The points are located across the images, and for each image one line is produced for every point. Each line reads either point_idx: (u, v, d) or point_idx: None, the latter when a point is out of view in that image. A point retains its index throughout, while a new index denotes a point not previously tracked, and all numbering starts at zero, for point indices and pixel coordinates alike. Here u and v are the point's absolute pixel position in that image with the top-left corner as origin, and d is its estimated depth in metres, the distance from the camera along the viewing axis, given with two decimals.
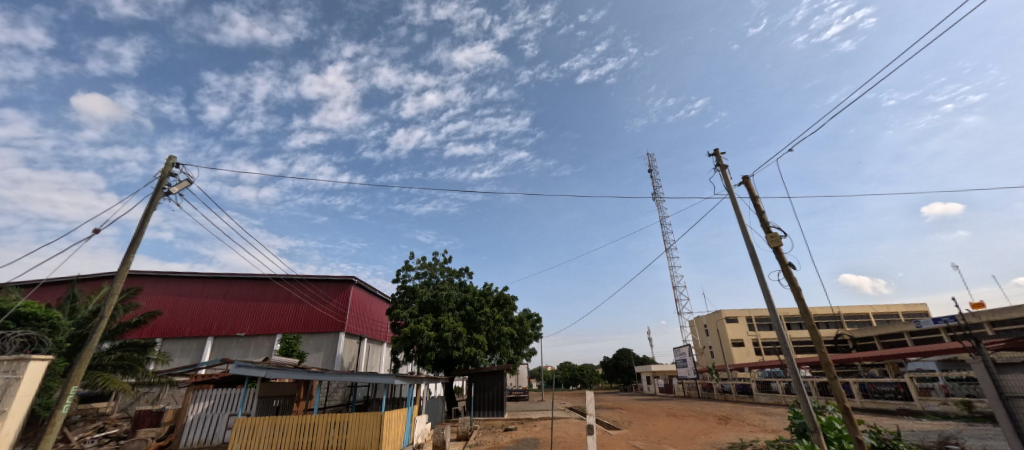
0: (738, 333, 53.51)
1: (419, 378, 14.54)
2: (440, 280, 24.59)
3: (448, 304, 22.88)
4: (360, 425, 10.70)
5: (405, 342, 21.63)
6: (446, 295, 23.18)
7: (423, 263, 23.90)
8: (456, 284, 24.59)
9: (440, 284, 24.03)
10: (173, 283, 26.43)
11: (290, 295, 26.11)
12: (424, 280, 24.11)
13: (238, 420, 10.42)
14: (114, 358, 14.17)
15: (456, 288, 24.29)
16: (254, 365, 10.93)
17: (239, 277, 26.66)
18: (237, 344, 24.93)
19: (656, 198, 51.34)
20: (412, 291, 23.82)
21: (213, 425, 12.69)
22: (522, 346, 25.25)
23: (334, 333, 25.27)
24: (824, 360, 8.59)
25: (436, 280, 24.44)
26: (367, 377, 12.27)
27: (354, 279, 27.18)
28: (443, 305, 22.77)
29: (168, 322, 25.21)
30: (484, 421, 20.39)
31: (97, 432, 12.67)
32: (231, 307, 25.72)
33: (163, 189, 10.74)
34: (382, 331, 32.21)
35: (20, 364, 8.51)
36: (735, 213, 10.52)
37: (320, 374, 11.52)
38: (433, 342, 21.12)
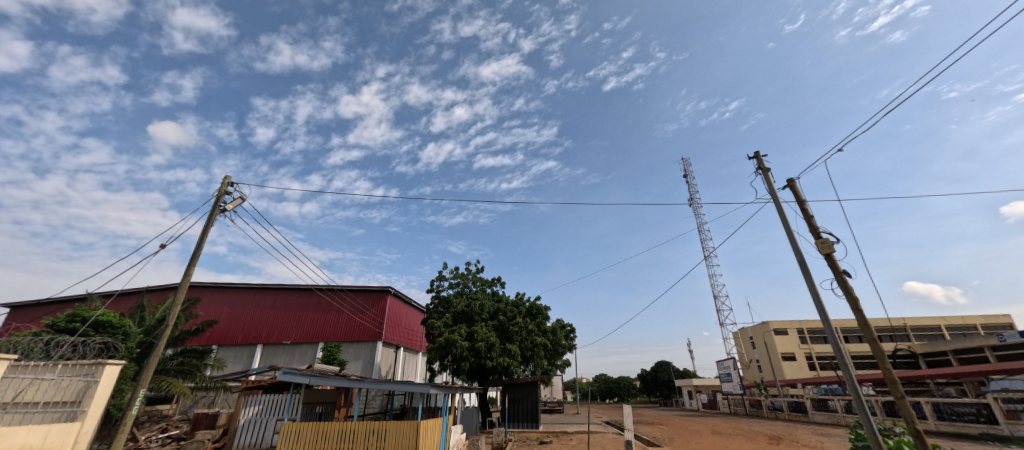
0: (788, 346, 50.57)
1: (454, 388, 14.50)
2: (474, 290, 24.80)
3: (483, 313, 23.12)
4: (397, 434, 10.90)
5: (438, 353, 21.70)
6: (480, 305, 23.33)
7: (458, 272, 23.88)
8: (489, 293, 24.73)
9: (473, 294, 24.21)
10: (228, 293, 28.08)
11: (331, 304, 27.18)
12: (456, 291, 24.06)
13: (285, 424, 10.95)
14: (175, 364, 15.17)
15: (490, 298, 24.43)
16: (300, 373, 11.44)
17: (286, 287, 28.03)
18: (284, 351, 26.15)
19: (694, 205, 49.65)
20: (446, 302, 24.09)
21: (262, 430, 13.21)
22: (556, 356, 24.99)
23: (372, 341, 26.03)
24: (890, 378, 7.97)
25: (469, 290, 24.65)
26: (403, 385, 12.45)
27: (390, 289, 27.87)
28: (477, 315, 22.98)
29: (223, 331, 26.79)
30: (518, 433, 20.28)
31: (161, 433, 13.62)
32: (278, 316, 27.06)
33: (220, 206, 11.60)
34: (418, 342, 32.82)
35: (97, 367, 9.30)
36: (781, 218, 10.06)
37: (360, 382, 11.86)
38: (466, 352, 21.26)
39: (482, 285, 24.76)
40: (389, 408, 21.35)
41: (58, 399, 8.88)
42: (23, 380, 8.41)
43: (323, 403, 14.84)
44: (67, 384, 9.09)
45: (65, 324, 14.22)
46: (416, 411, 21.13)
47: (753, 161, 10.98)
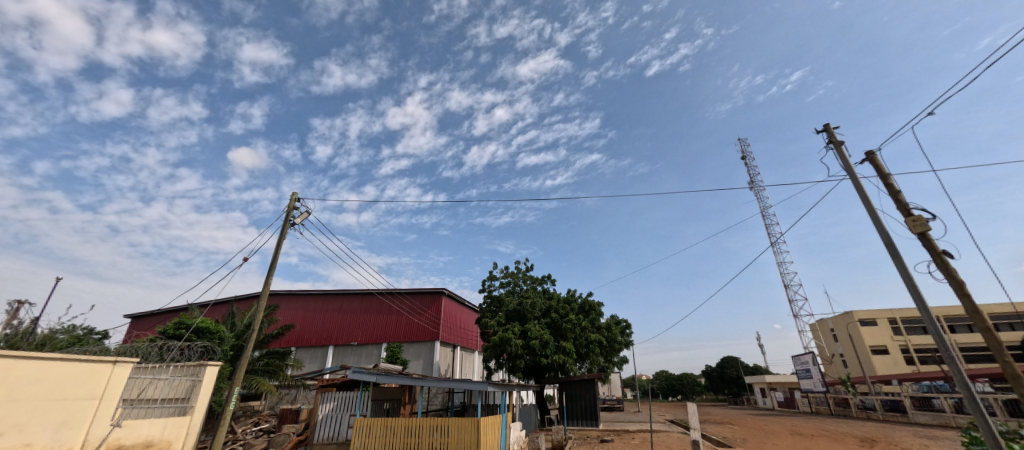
0: (878, 339, 45.90)
1: (511, 386, 14.73)
2: (525, 289, 25.00)
3: (535, 311, 23.28)
4: (460, 430, 11.30)
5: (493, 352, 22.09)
6: (532, 303, 23.47)
7: (508, 271, 24.12)
8: (540, 291, 24.82)
9: (524, 293, 24.40)
10: (301, 299, 30.44)
11: (391, 307, 28.63)
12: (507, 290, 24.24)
13: (357, 420, 11.73)
14: (262, 364, 16.77)
15: (541, 296, 24.53)
16: (367, 371, 12.23)
17: (350, 292, 29.91)
18: (352, 352, 27.93)
19: (756, 189, 46.46)
20: (498, 301, 24.49)
21: (338, 424, 14.18)
22: (612, 353, 24.56)
23: (430, 341, 27.10)
24: (1010, 373, 7.05)
25: (520, 288, 24.90)
26: (461, 383, 12.86)
27: (444, 290, 28.83)
28: (529, 313, 23.16)
29: (299, 334, 29.09)
30: (578, 431, 20.17)
31: (254, 427, 15.15)
32: (345, 319, 28.96)
33: (290, 221, 12.69)
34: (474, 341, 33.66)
35: (201, 368, 10.56)
36: (861, 196, 9.20)
37: (422, 380, 12.42)
38: (521, 350, 21.52)
39: (533, 283, 24.91)
40: (451, 406, 22.07)
41: (172, 395, 10.12)
42: (145, 379, 9.58)
43: (389, 400, 15.71)
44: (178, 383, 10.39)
45: (174, 331, 16.28)
46: (476, 408, 21.68)
47: (823, 135, 10.13)
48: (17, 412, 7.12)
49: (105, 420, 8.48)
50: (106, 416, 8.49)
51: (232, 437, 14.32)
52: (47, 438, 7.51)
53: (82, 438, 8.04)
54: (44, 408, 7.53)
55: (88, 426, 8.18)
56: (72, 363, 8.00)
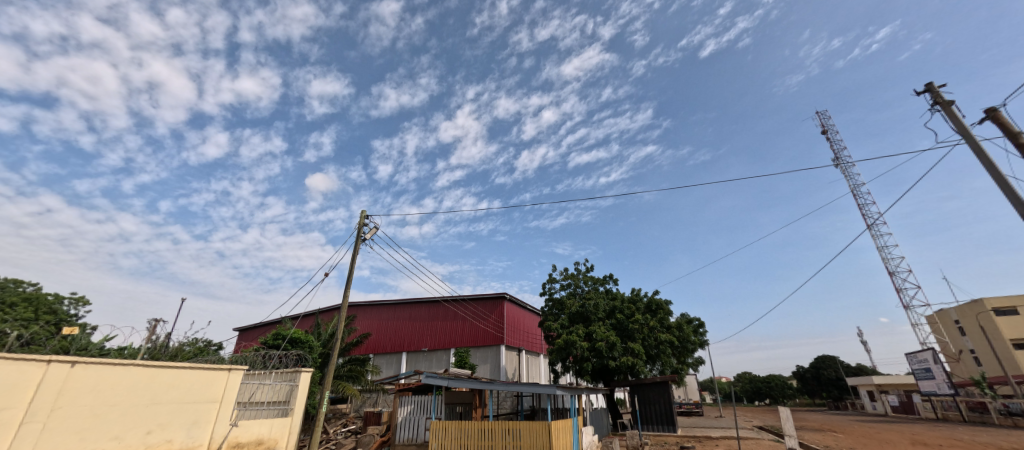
0: (1020, 330, 39.20)
1: (580, 389, 14.58)
2: (586, 290, 24.65)
3: (599, 312, 22.86)
4: (532, 433, 11.40)
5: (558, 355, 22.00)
6: (595, 304, 23.05)
7: (568, 272, 23.88)
8: (602, 292, 24.34)
9: (586, 294, 24.05)
10: (375, 309, 32.45)
11: (456, 313, 29.62)
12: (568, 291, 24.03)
13: (434, 422, 12.26)
14: (347, 370, 18.14)
15: (604, 297, 24.04)
16: (440, 376, 12.76)
17: (418, 300, 31.39)
18: (424, 358, 29.27)
19: (843, 167, 41.84)
20: (560, 303, 24.33)
21: (417, 427, 14.95)
22: (686, 354, 23.39)
23: (495, 345, 27.66)
24: None
25: (581, 289, 24.57)
26: (530, 387, 12.97)
27: (506, 295, 29.27)
28: (593, 315, 22.75)
29: (376, 342, 31.01)
30: (654, 436, 19.40)
31: (343, 428, 16.43)
32: (415, 326, 30.46)
33: (361, 236, 13.70)
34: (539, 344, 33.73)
35: (296, 374, 11.73)
36: (984, 161, 8.05)
37: (491, 384, 12.73)
38: (587, 353, 21.21)
39: (595, 283, 24.49)
40: (521, 409, 22.31)
41: (275, 398, 11.27)
42: (253, 385, 10.90)
43: (462, 404, 16.19)
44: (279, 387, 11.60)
45: (272, 341, 18.20)
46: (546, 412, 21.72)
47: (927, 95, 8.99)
48: (160, 414, 8.51)
49: (225, 421, 9.69)
50: (226, 416, 9.70)
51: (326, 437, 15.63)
52: (184, 436, 8.81)
53: (208, 436, 9.26)
54: (181, 409, 8.85)
55: (213, 425, 9.39)
56: (197, 370, 9.30)
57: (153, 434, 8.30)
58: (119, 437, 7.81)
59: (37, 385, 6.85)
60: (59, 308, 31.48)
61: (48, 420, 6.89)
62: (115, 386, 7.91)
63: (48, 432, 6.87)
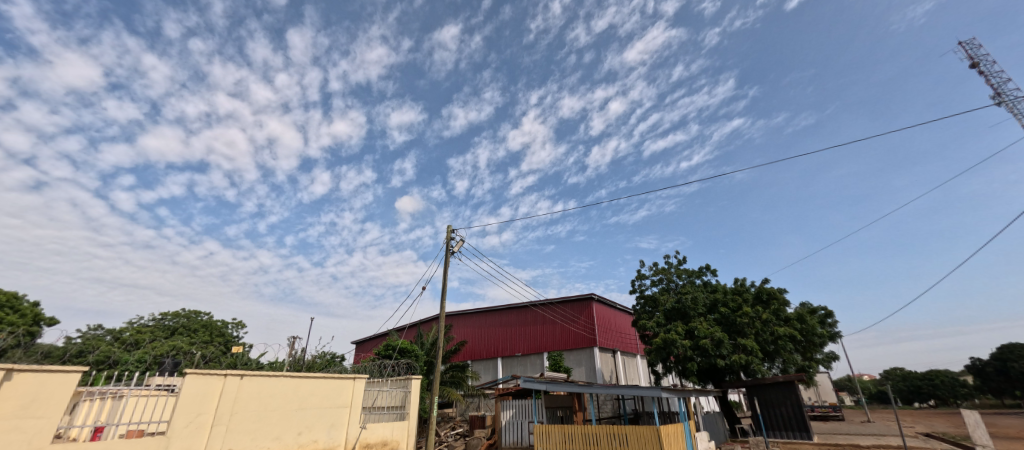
0: None
1: (688, 390, 13.71)
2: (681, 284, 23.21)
3: (699, 307, 21.34)
4: (640, 440, 10.99)
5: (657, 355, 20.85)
6: (693, 299, 21.56)
7: (659, 267, 22.59)
8: (700, 285, 22.71)
9: (681, 288, 22.60)
10: (468, 317, 33.98)
11: (545, 317, 29.87)
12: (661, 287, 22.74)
13: (537, 427, 12.58)
14: (450, 376, 19.25)
15: (703, 290, 22.40)
16: (537, 380, 13.02)
17: (507, 306, 32.23)
18: (518, 362, 29.90)
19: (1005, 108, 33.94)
20: (653, 300, 23.18)
21: (520, 430, 15.36)
22: (812, 349, 20.77)
23: (589, 347, 27.31)
24: None
25: (675, 284, 23.20)
26: (632, 390, 12.59)
27: (593, 295, 28.78)
28: (692, 311, 21.33)
29: (472, 349, 32.42)
30: (784, 444, 17.18)
31: (452, 430, 17.44)
32: (507, 332, 31.30)
33: (450, 249, 14.60)
34: (634, 344, 32.48)
35: (408, 380, 12.68)
36: None
37: (589, 387, 12.59)
38: (691, 352, 19.95)
39: (690, 276, 22.95)
40: (623, 412, 21.52)
41: (393, 403, 12.41)
42: (374, 391, 12.12)
43: (562, 408, 16.28)
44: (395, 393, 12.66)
45: (383, 352, 20.05)
46: (651, 417, 20.65)
47: None
48: (306, 417, 9.88)
49: (356, 423, 10.93)
50: (356, 420, 10.92)
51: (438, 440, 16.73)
52: (326, 437, 10.13)
53: (344, 437, 10.51)
54: (321, 413, 10.19)
55: (347, 428, 10.65)
56: (330, 379, 10.62)
57: (303, 435, 9.68)
58: (279, 438, 9.25)
59: (219, 395, 8.44)
60: (225, 331, 38.36)
61: (230, 423, 8.46)
62: (271, 395, 9.37)
63: (230, 432, 8.43)
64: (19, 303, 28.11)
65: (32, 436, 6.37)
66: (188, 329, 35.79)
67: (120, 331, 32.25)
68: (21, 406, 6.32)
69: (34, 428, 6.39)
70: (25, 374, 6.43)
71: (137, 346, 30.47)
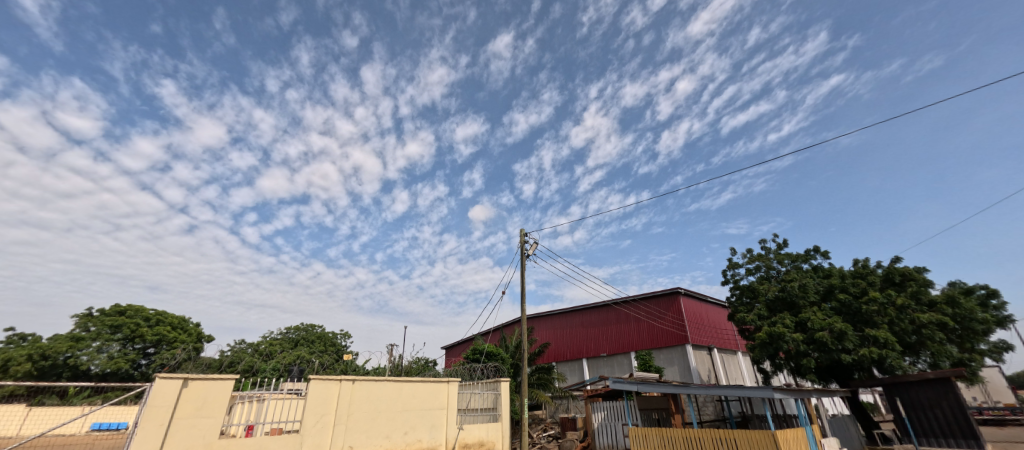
0: None
1: (807, 391, 12.21)
2: (784, 270, 20.92)
3: (809, 295, 19.03)
4: (752, 444, 10.09)
5: (762, 351, 19.02)
6: (802, 287, 19.28)
7: (754, 253, 20.59)
8: (808, 270, 20.26)
9: (784, 275, 20.35)
10: (549, 319, 34.07)
11: (629, 315, 28.95)
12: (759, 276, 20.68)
13: (632, 430, 12.48)
14: (536, 378, 19.45)
15: (813, 276, 19.94)
16: (627, 381, 12.76)
17: (587, 306, 31.76)
18: (605, 363, 29.23)
19: None
20: (751, 291, 21.20)
21: (614, 432, 14.87)
22: (971, 338, 17.38)
23: (680, 345, 25.88)
24: None
25: (777, 271, 21.01)
26: (737, 390, 11.58)
27: (680, 289, 27.23)
28: (802, 300, 19.07)
29: (556, 350, 32.40)
30: None
31: (544, 433, 17.60)
32: (590, 332, 30.82)
33: (525, 253, 14.83)
34: (731, 340, 29.98)
35: (498, 383, 13.08)
36: None
37: (686, 387, 11.91)
38: (806, 347, 17.81)
39: (795, 261, 20.62)
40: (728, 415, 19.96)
41: (486, 405, 12.83)
42: (467, 394, 12.70)
43: (658, 410, 15.37)
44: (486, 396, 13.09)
45: (471, 356, 20.91)
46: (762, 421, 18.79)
47: None
48: (410, 418, 10.70)
49: (454, 425, 11.54)
50: (453, 421, 11.54)
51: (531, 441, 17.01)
52: (428, 437, 10.87)
53: (444, 437, 11.17)
54: (422, 415, 10.96)
55: (446, 428, 11.30)
56: (428, 383, 11.37)
57: (409, 434, 10.51)
58: (388, 437, 10.16)
59: (337, 398, 9.55)
60: (336, 341, 42.95)
61: (348, 423, 9.53)
62: (379, 397, 10.32)
63: (349, 431, 9.50)
64: (187, 324, 34.19)
65: (205, 433, 7.77)
66: (307, 341, 40.65)
67: (257, 344, 37.73)
68: (198, 408, 7.79)
69: (206, 426, 7.79)
70: (197, 382, 7.89)
71: (271, 356, 35.44)
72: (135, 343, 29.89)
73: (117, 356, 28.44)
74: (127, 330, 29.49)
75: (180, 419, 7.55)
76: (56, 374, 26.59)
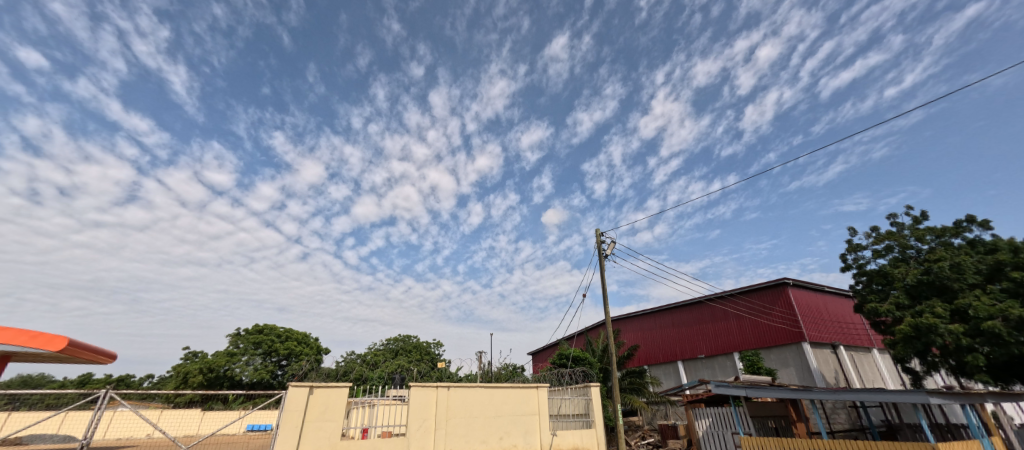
0: None
1: (975, 394, 9.97)
2: (927, 249, 16.39)
3: (968, 277, 14.36)
4: None
5: (907, 348, 14.96)
6: (952, 266, 14.72)
7: (880, 233, 17.73)
8: (963, 245, 15.47)
9: (926, 254, 16.00)
10: (636, 320, 32.71)
11: (728, 312, 26.74)
12: (893, 258, 17.15)
13: (745, 439, 11.90)
14: (628, 383, 18.73)
15: (971, 253, 15.19)
16: (733, 385, 11.99)
17: (678, 305, 29.94)
18: (704, 365, 27.20)
19: None
20: (883, 275, 17.14)
21: (723, 441, 13.71)
22: None
23: (794, 343, 23.15)
24: None
25: (916, 250, 16.59)
26: (873, 394, 9.96)
27: (787, 280, 24.44)
28: (955, 283, 14.49)
29: (646, 353, 30.91)
30: None
31: (643, 440, 16.85)
32: (684, 333, 28.96)
33: (603, 253, 14.54)
34: (858, 336, 26.06)
35: (588, 388, 12.85)
36: None
37: (807, 392, 10.68)
38: (967, 341, 13.37)
39: (940, 237, 16.05)
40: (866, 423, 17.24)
41: (577, 411, 12.65)
42: (558, 400, 12.66)
43: (773, 417, 13.64)
44: (577, 401, 12.89)
45: (558, 361, 20.87)
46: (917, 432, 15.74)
47: None
48: (503, 423, 10.96)
49: (547, 430, 11.57)
50: (546, 427, 11.56)
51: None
52: (523, 442, 11.06)
53: (539, 442, 11.27)
54: (515, 420, 11.15)
55: (539, 434, 11.39)
56: (518, 389, 11.55)
57: (504, 439, 10.78)
58: (485, 441, 10.53)
59: (436, 403, 10.15)
60: (431, 350, 45.78)
61: (447, 427, 10.08)
62: (473, 403, 10.74)
63: (449, 435, 10.05)
64: (309, 338, 38.93)
65: (330, 435, 8.75)
66: (406, 350, 43.79)
67: (364, 355, 41.59)
68: (322, 412, 8.80)
69: (329, 429, 8.76)
70: (319, 389, 8.92)
71: (376, 365, 38.81)
72: (272, 356, 34.76)
73: (260, 367, 33.25)
74: (266, 346, 34.41)
75: (310, 422, 8.61)
76: (219, 383, 31.87)
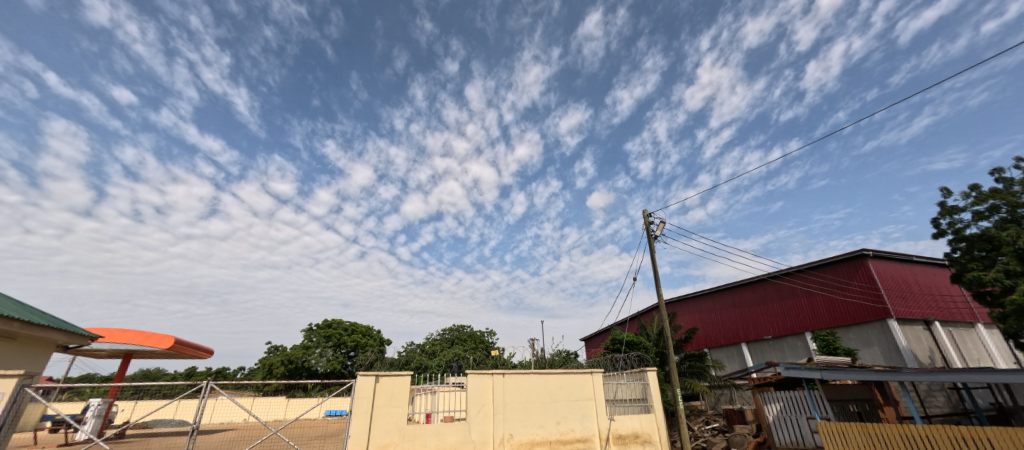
0: None
1: None
2: None
3: None
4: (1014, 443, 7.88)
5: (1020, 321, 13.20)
6: None
7: (982, 193, 15.64)
8: None
9: None
10: (693, 302, 31.54)
11: (796, 288, 25.14)
12: (999, 219, 15.10)
13: (823, 425, 11.11)
14: (688, 367, 18.13)
15: None
16: (806, 367, 11.21)
17: (739, 284, 28.49)
18: (772, 347, 25.69)
19: None
20: (989, 239, 15.12)
21: (799, 427, 12.98)
22: None
23: (876, 320, 21.26)
24: None
25: None
26: (977, 375, 8.96)
27: (866, 252, 22.38)
28: None
29: (706, 335, 29.73)
30: None
31: (707, 425, 16.32)
32: (747, 313, 27.56)
33: (653, 234, 14.14)
34: (955, 310, 23.38)
35: (644, 373, 12.67)
36: None
37: (895, 374, 9.78)
38: None
39: None
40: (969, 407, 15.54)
41: (635, 396, 12.50)
42: (613, 385, 12.57)
43: (855, 401, 12.71)
44: (634, 386, 12.74)
45: (613, 346, 20.61)
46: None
47: None
48: (560, 408, 11.10)
49: (604, 415, 11.55)
50: (603, 412, 11.55)
51: (693, 435, 15.93)
52: (581, 426, 11.14)
53: (597, 427, 11.29)
54: (571, 405, 11.26)
55: (597, 419, 11.41)
56: (572, 375, 11.62)
57: (562, 423, 10.92)
58: (543, 425, 10.73)
59: (493, 389, 10.48)
60: (485, 338, 46.98)
61: (505, 412, 10.39)
62: (529, 388, 10.96)
63: (508, 420, 10.36)
64: (372, 331, 41.33)
65: (397, 419, 9.32)
66: (461, 339, 45.32)
67: (423, 345, 43.51)
68: (389, 398, 9.38)
69: (396, 414, 9.32)
70: (386, 377, 9.51)
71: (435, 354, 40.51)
72: (342, 348, 37.36)
73: (332, 358, 35.90)
74: (335, 339, 37.03)
75: (379, 407, 9.23)
76: (298, 373, 34.82)
